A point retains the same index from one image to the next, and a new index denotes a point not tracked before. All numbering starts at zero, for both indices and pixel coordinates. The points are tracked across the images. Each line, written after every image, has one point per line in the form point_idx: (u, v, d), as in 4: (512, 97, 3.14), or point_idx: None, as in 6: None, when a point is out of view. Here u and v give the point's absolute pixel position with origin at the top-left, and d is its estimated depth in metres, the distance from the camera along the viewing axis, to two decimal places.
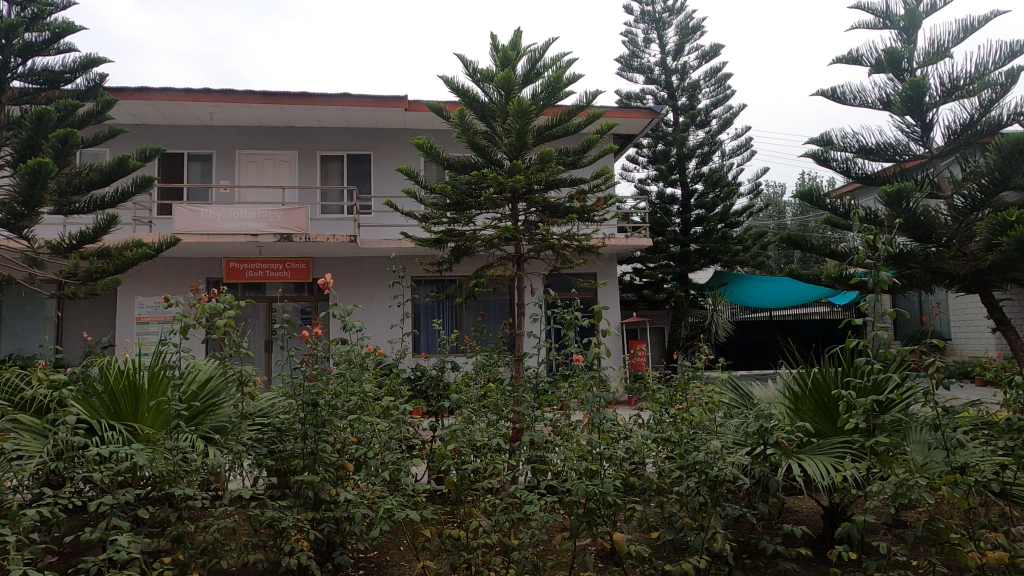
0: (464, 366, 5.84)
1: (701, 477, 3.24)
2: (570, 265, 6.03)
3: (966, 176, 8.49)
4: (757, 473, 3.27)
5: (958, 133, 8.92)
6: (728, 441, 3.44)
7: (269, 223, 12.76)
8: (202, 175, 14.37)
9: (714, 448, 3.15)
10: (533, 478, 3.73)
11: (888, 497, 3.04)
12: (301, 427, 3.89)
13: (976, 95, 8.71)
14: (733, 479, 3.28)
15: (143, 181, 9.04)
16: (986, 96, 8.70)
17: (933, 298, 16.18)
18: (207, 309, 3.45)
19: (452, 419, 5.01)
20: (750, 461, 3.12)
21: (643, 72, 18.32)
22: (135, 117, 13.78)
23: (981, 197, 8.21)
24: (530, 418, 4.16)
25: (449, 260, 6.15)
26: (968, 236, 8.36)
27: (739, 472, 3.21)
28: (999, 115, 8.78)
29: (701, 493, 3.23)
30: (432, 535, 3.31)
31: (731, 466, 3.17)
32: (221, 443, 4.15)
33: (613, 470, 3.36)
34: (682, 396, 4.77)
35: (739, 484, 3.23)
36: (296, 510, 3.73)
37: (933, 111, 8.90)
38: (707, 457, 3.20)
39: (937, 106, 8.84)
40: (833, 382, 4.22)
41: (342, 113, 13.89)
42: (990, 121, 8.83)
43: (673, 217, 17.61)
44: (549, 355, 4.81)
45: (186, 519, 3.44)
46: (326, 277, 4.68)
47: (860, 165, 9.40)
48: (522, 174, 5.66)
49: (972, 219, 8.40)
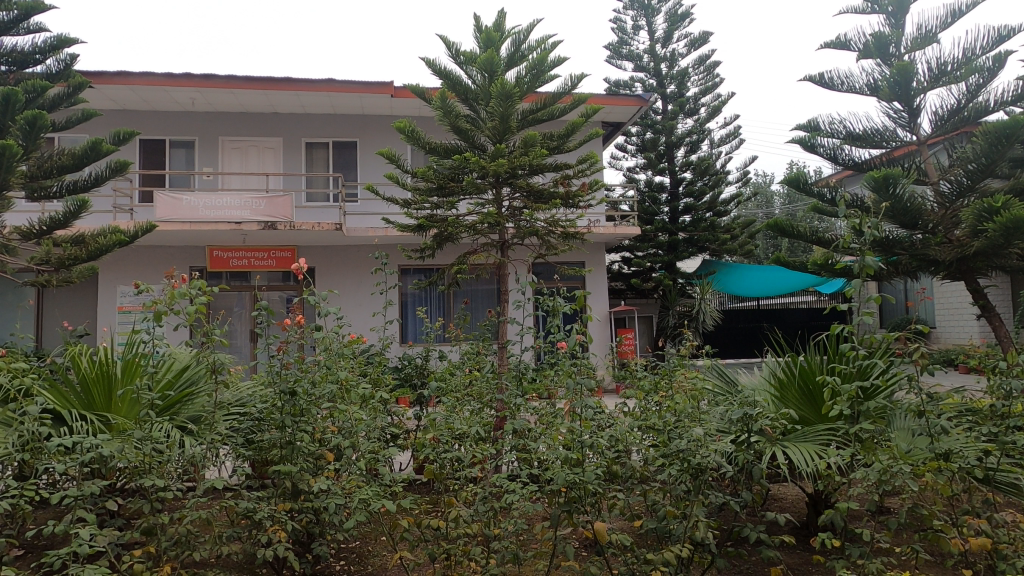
0: (448, 355, 5.76)
1: (684, 465, 3.17)
2: (556, 251, 5.95)
3: (953, 162, 8.50)
4: (741, 460, 3.23)
5: (945, 119, 8.91)
6: (712, 429, 3.39)
7: (253, 210, 12.57)
8: (184, 162, 14.13)
9: (698, 436, 3.10)
10: (516, 467, 3.68)
11: (871, 484, 3.01)
12: (279, 416, 3.81)
13: (963, 80, 8.71)
14: (717, 467, 3.23)
15: (117, 165, 8.84)
16: (974, 81, 8.70)
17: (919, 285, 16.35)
18: (179, 296, 3.34)
19: (435, 408, 4.94)
20: (734, 450, 3.07)
21: (632, 59, 18.19)
22: (113, 102, 13.50)
23: (968, 183, 8.21)
24: (513, 406, 4.10)
25: (432, 247, 6.05)
26: (954, 223, 8.37)
27: (722, 460, 3.16)
28: (986, 101, 8.78)
29: (685, 482, 3.18)
30: (412, 525, 3.23)
31: (714, 454, 3.13)
32: (196, 433, 4.05)
33: (597, 459, 3.30)
34: (667, 384, 4.72)
35: (723, 472, 3.17)
36: (274, 501, 3.65)
37: (920, 97, 8.90)
38: (691, 446, 3.15)
39: (924, 91, 8.83)
40: (818, 369, 4.18)
41: (327, 99, 13.69)
42: (976, 107, 8.82)
43: (661, 206, 17.57)
44: (534, 343, 4.76)
45: (157, 511, 3.34)
46: (303, 263, 4.57)
47: (848, 151, 9.38)
48: (506, 157, 5.56)
49: (959, 206, 8.42)
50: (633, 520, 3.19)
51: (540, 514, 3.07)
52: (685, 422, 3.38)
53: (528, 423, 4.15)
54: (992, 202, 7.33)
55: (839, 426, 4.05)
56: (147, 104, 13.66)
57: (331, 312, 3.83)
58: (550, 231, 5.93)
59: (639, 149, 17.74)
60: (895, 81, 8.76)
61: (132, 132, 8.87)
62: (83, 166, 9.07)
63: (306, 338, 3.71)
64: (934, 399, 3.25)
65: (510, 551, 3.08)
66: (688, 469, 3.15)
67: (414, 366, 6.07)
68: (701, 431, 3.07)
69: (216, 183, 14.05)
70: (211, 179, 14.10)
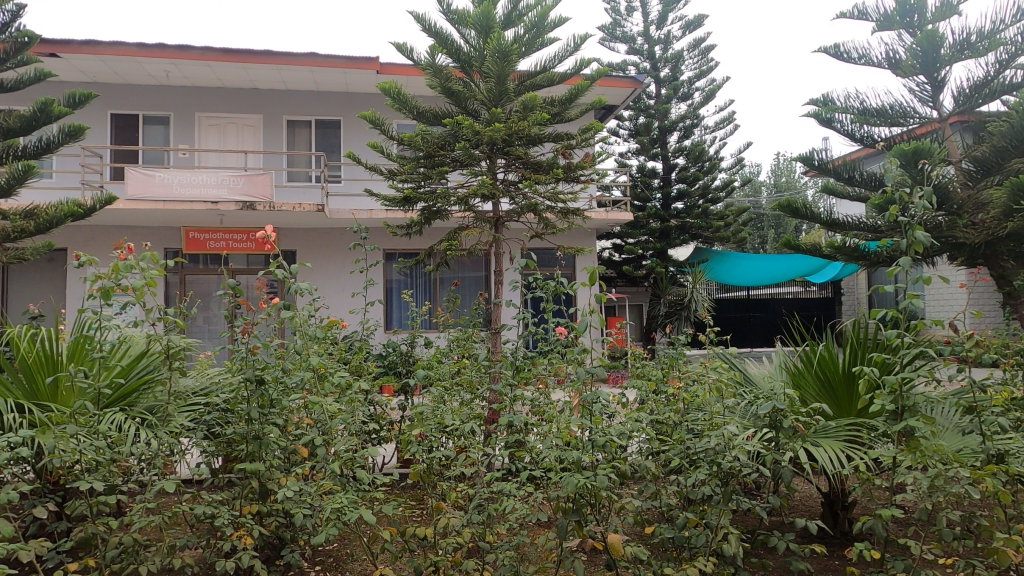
0: (436, 341, 5.35)
1: (710, 469, 2.78)
2: (555, 230, 5.55)
3: (978, 141, 8.24)
4: (770, 461, 2.86)
5: (970, 93, 8.67)
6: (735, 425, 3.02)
7: (230, 189, 12.00)
8: (158, 139, 13.49)
9: (725, 435, 2.73)
10: (511, 465, 3.30)
11: (919, 489, 2.65)
12: (245, 408, 3.39)
13: (988, 53, 8.46)
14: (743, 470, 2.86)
15: (71, 131, 8.21)
16: (1000, 55, 8.47)
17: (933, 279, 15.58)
18: (124, 269, 2.88)
19: (424, 398, 4.54)
20: (767, 451, 2.70)
21: (625, 41, 17.71)
22: (82, 74, 12.80)
23: (994, 161, 7.97)
24: (508, 395, 3.72)
25: (418, 224, 5.61)
26: (977, 206, 8.14)
27: (751, 462, 2.78)
28: (1012, 76, 8.53)
29: (709, 487, 2.80)
30: (396, 533, 2.82)
31: (740, 456, 2.76)
32: (152, 426, 3.62)
33: (604, 459, 2.92)
34: (672, 373, 4.35)
35: (751, 475, 2.80)
36: (239, 503, 3.25)
37: (944, 69, 8.65)
38: (714, 446, 2.77)
39: (950, 63, 8.57)
40: (841, 360, 3.84)
41: (310, 74, 13.09)
42: (1001, 83, 8.58)
43: (653, 191, 17.26)
44: (528, 328, 4.35)
45: (101, 517, 2.91)
46: (272, 233, 4.05)
47: (865, 128, 9.09)
48: (503, 123, 5.14)
49: (983, 186, 8.20)
50: (644, 526, 2.85)
51: (542, 523, 2.69)
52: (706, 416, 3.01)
53: (524, 417, 3.78)
54: (1019, 184, 7.01)
55: (869, 422, 3.73)
56: (119, 77, 12.98)
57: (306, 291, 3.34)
58: (549, 206, 5.50)
59: (632, 133, 17.34)
60: (919, 51, 8.55)
61: (88, 96, 8.20)
62: (31, 130, 8.35)
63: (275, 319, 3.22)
64: (982, 392, 2.91)
65: (508, 563, 2.71)
66: (711, 470, 2.79)
67: (398, 353, 5.65)
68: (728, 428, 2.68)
69: (192, 160, 13.45)
70: (187, 156, 13.48)
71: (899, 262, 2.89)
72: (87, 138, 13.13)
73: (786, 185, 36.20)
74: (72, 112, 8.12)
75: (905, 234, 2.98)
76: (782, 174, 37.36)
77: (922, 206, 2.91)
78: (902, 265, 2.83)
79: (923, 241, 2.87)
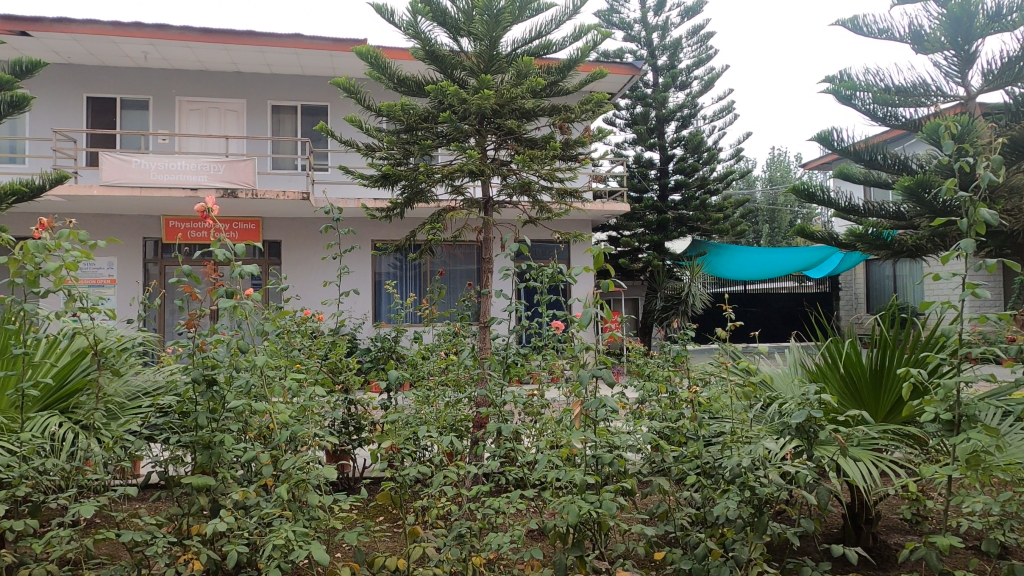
0: (421, 336, 4.90)
1: (740, 494, 2.35)
2: (551, 213, 5.08)
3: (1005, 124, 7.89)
4: (806, 480, 2.44)
5: (1000, 69, 8.56)
6: (763, 436, 2.57)
7: (210, 176, 11.51)
8: (137, 123, 12.93)
9: (758, 454, 2.30)
10: (502, 477, 2.88)
11: (985, 516, 2.23)
12: (195, 412, 2.93)
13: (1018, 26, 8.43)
14: (777, 492, 2.43)
15: (21, 103, 7.62)
16: None
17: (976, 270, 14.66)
18: (34, 251, 2.40)
19: (405, 398, 4.10)
20: (806, 472, 2.27)
21: (622, 28, 17.20)
22: (56, 55, 12.21)
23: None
24: (497, 396, 3.29)
25: (400, 207, 5.15)
26: (1004, 192, 7.78)
27: (786, 485, 2.36)
28: None
29: (739, 515, 2.37)
30: (362, 566, 2.38)
31: (772, 475, 2.34)
32: (91, 432, 3.17)
33: (611, 477, 2.48)
34: (678, 372, 3.92)
35: (786, 498, 2.38)
36: (186, 523, 2.79)
37: (976, 43, 8.61)
38: (744, 464, 2.33)
39: (983, 36, 8.51)
40: (870, 360, 3.43)
41: (295, 56, 12.55)
42: None
43: (650, 182, 16.82)
44: (521, 321, 3.90)
45: (15, 544, 2.46)
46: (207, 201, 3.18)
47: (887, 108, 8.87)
48: (493, 91, 4.68)
49: (1008, 171, 7.84)
50: (655, 554, 2.44)
51: (535, 557, 2.26)
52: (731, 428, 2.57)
53: (514, 420, 3.34)
54: None
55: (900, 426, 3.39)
56: (95, 58, 12.40)
57: (258, 275, 2.87)
58: (544, 186, 5.05)
59: (629, 123, 16.88)
60: (952, 21, 8.49)
61: (37, 65, 7.61)
62: None
63: (222, 308, 2.74)
64: None
65: None
66: (740, 493, 2.36)
67: (382, 348, 5.19)
68: (761, 446, 2.26)
69: (172, 146, 12.90)
70: (167, 141, 12.93)
71: (957, 247, 2.44)
72: (61, 122, 12.54)
73: (781, 179, 35.97)
74: (18, 82, 7.52)
75: (962, 215, 2.53)
76: (777, 170, 37.14)
77: (988, 180, 2.44)
78: (964, 249, 2.37)
79: (986, 221, 2.41)
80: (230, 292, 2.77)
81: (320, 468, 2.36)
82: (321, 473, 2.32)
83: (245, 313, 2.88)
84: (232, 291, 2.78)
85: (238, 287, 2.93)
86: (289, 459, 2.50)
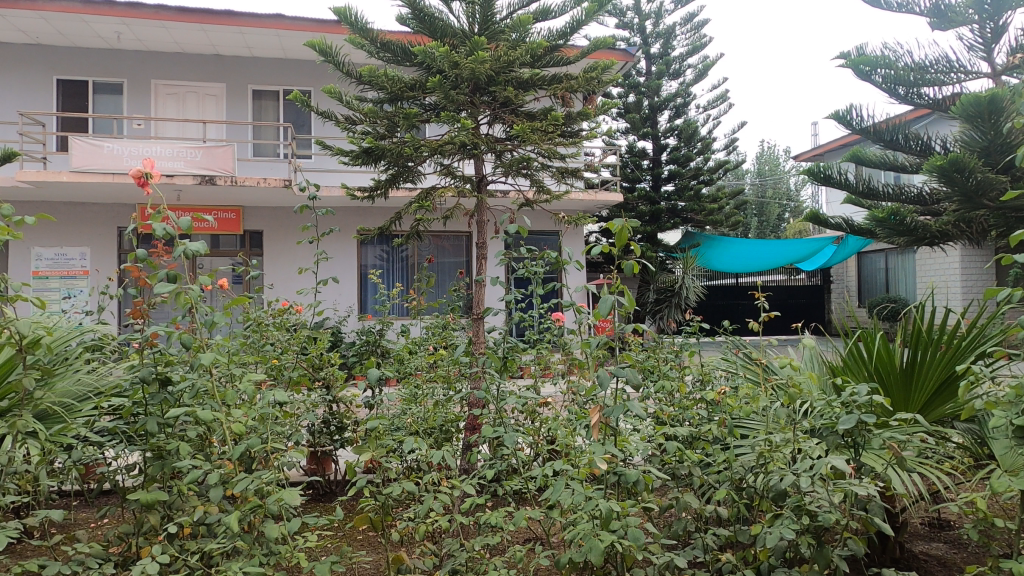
0: (409, 329, 4.55)
1: (793, 522, 1.97)
2: (551, 195, 4.73)
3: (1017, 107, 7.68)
4: (865, 500, 2.08)
5: None
6: (808, 446, 2.20)
7: (187, 162, 10.99)
8: (110, 108, 12.37)
9: (816, 470, 1.93)
10: (501, 487, 2.53)
11: None
12: (146, 419, 2.51)
13: None
14: (829, 514, 2.06)
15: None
16: None
17: (973, 259, 14.60)
18: None
19: (391, 396, 3.74)
20: (873, 492, 1.90)
21: (615, 15, 16.83)
22: (24, 34, 11.62)
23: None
24: (492, 395, 2.93)
25: (384, 188, 4.76)
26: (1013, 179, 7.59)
27: (841, 506, 2.00)
28: None
29: (788, 543, 2.01)
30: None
31: (829, 495, 1.97)
32: (31, 439, 2.79)
33: (632, 496, 2.12)
34: (689, 368, 3.57)
35: (840, 522, 2.01)
36: (137, 543, 2.44)
37: (1006, 16, 8.83)
38: (793, 482, 1.97)
39: (1013, 9, 8.75)
40: (901, 353, 3.11)
41: (276, 39, 12.04)
42: None
43: (643, 172, 16.52)
44: (516, 313, 3.52)
45: None
46: (145, 165, 2.56)
47: (916, 91, 8.89)
48: (488, 56, 4.31)
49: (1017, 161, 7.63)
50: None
51: None
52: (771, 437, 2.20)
53: (511, 422, 3.00)
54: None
55: (937, 427, 3.08)
56: (65, 38, 11.81)
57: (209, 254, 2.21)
58: (543, 165, 4.69)
59: (622, 112, 16.54)
60: None
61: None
62: None
63: (160, 294, 2.15)
64: None
65: None
66: (790, 519, 1.98)
67: (367, 342, 4.84)
68: (820, 462, 1.89)
69: (148, 131, 12.35)
70: (143, 126, 12.37)
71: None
72: (29, 105, 11.96)
73: (770, 172, 35.97)
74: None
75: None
76: (765, 163, 37.10)
77: None
78: None
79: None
80: (171, 276, 2.22)
81: (282, 492, 1.94)
82: (284, 500, 1.91)
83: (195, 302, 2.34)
84: (174, 275, 2.23)
85: (183, 272, 2.38)
86: (246, 476, 2.09)
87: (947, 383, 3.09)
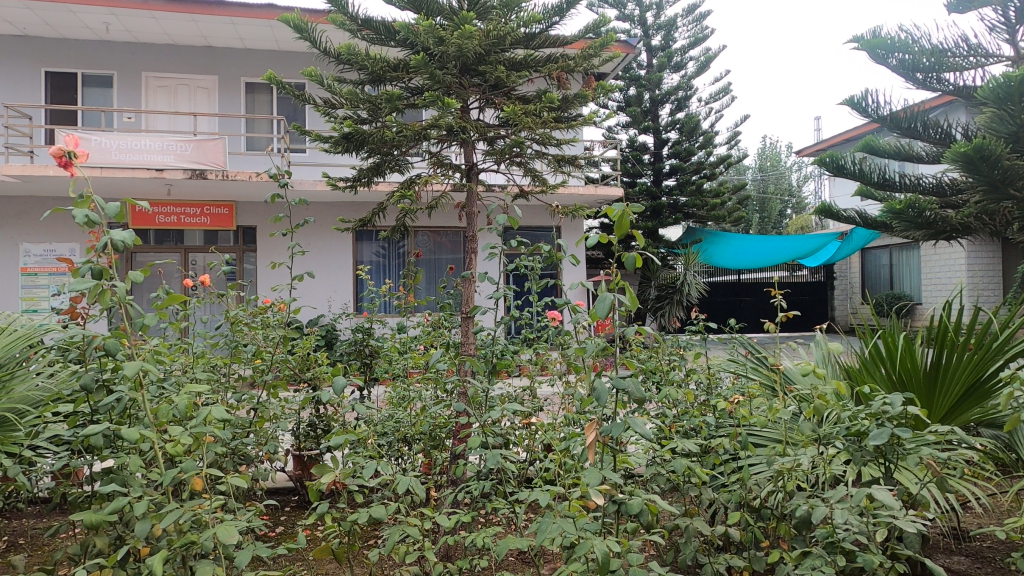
0: (401, 327, 4.32)
1: (824, 559, 1.72)
2: (548, 185, 4.48)
3: None
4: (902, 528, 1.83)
5: None
6: (836, 468, 1.94)
7: (177, 155, 10.65)
8: (99, 100, 12.09)
9: (853, 501, 1.68)
10: (492, 506, 2.28)
11: None
12: (97, 434, 2.27)
13: None
14: (863, 546, 1.82)
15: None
16: None
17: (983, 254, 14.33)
18: None
19: (378, 401, 3.50)
20: (917, 526, 1.65)
21: (616, 7, 16.53)
22: (11, 25, 11.35)
23: None
24: (482, 403, 2.69)
25: (367, 177, 4.53)
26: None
27: (877, 538, 1.75)
28: None
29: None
30: None
31: (865, 527, 1.72)
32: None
33: (639, 523, 1.87)
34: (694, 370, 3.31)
35: (875, 556, 1.76)
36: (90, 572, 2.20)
37: None
38: (821, 510, 1.72)
39: None
40: (925, 354, 2.85)
41: (269, 30, 11.76)
42: None
43: (644, 167, 16.28)
44: (510, 311, 3.26)
45: None
46: (67, 140, 2.27)
47: (938, 76, 8.60)
48: (475, 32, 4.05)
49: None
50: None
51: None
52: (794, 457, 1.95)
53: (504, 430, 2.76)
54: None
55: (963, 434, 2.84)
56: (54, 29, 11.54)
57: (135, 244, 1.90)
58: (539, 152, 4.44)
59: (622, 106, 16.27)
60: None
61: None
62: None
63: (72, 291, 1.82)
64: None
65: None
66: (818, 557, 1.74)
67: (356, 340, 4.59)
68: (859, 494, 1.65)
69: (139, 124, 12.09)
70: (133, 120, 12.10)
71: None
72: (17, 99, 11.70)
73: (771, 168, 35.54)
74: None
75: None
76: (766, 159, 36.69)
77: None
78: None
79: None
80: (93, 271, 1.87)
81: (218, 527, 1.68)
82: (218, 537, 1.64)
83: (126, 301, 2.00)
84: (98, 270, 1.89)
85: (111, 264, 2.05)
86: (179, 506, 1.83)
87: (974, 387, 2.85)
